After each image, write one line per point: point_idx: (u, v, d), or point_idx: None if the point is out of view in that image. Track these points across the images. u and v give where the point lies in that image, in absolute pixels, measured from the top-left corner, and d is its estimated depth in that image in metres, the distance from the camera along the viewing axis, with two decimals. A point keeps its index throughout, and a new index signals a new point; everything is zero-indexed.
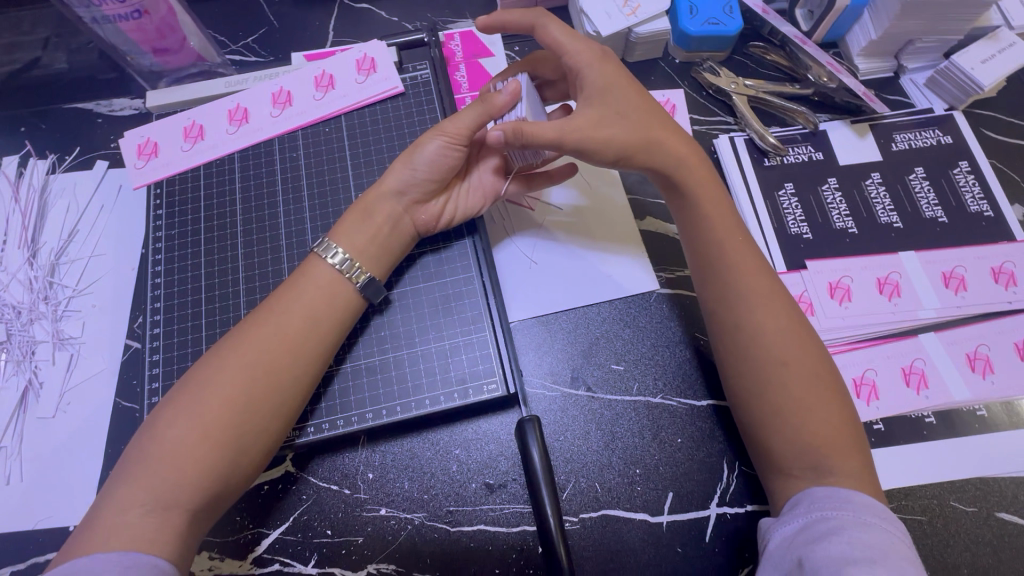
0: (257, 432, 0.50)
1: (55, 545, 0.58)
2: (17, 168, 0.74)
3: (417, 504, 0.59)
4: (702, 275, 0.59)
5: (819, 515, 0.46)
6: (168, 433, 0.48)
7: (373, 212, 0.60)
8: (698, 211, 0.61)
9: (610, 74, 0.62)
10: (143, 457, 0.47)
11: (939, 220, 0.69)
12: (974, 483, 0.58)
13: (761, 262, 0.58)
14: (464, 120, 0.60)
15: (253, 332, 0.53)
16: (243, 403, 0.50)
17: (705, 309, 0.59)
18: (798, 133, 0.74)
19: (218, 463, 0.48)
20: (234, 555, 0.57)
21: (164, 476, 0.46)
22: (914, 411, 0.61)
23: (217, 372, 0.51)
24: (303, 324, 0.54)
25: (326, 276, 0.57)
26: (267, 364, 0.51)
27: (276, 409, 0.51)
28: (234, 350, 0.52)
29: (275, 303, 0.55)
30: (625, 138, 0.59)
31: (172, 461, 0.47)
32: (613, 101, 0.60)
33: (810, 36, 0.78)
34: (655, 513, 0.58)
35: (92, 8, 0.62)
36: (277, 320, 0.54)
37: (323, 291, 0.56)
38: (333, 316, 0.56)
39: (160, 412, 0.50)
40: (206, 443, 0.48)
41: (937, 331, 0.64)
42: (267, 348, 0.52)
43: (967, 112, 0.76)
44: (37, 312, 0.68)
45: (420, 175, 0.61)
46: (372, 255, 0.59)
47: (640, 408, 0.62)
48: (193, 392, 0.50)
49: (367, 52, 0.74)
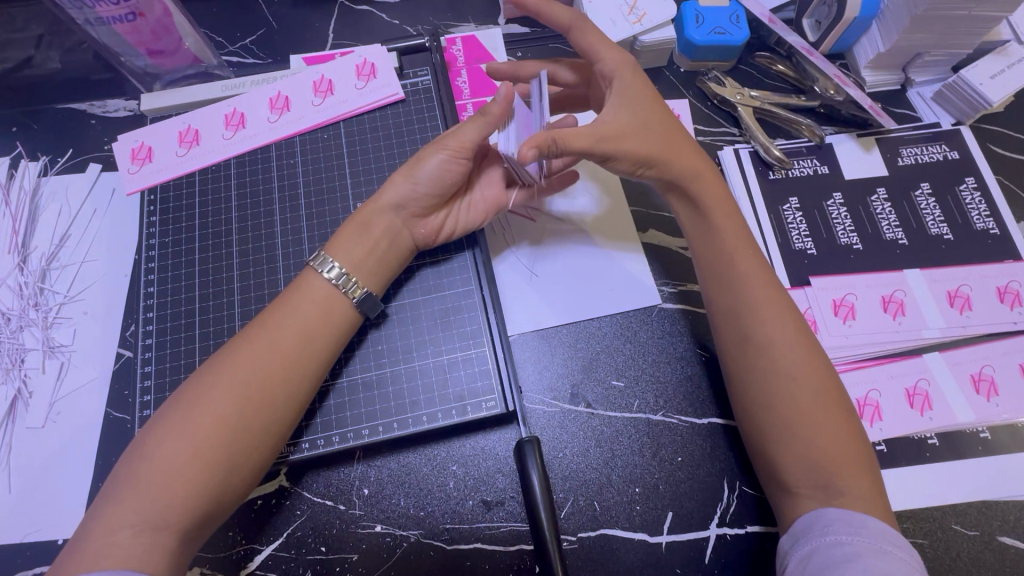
0: (249, 450, 0.49)
1: (43, 560, 0.57)
2: (8, 170, 0.73)
3: (413, 521, 0.58)
4: (712, 287, 0.58)
5: (832, 540, 0.45)
6: (157, 453, 0.47)
7: (371, 227, 0.59)
8: (709, 222, 0.60)
9: (637, 84, 0.61)
10: (132, 477, 0.46)
11: (945, 237, 0.69)
12: (976, 507, 0.57)
13: (773, 277, 0.58)
14: (465, 130, 0.59)
15: (246, 347, 0.52)
16: (234, 422, 0.48)
17: (714, 320, 0.58)
18: (803, 146, 0.73)
19: (208, 483, 0.47)
20: (226, 572, 0.56)
21: (153, 497, 0.45)
22: (917, 432, 0.60)
23: (207, 389, 0.49)
24: (297, 341, 0.53)
25: (322, 291, 0.56)
26: (259, 380, 0.50)
27: (269, 427, 0.50)
28: (225, 367, 0.50)
29: (268, 318, 0.54)
30: (650, 148, 0.58)
31: (161, 482, 0.46)
32: (640, 111, 0.60)
33: (817, 47, 0.77)
34: (654, 533, 0.57)
35: (85, 10, 0.61)
36: (271, 335, 0.52)
37: (318, 305, 0.55)
38: (328, 332, 0.55)
39: (150, 429, 0.49)
40: (196, 463, 0.47)
41: (941, 351, 0.64)
42: (260, 365, 0.51)
43: (974, 127, 0.75)
44: (27, 318, 0.67)
45: (421, 189, 0.60)
46: (369, 271, 0.58)
47: (640, 426, 0.61)
48: (182, 410, 0.48)
49: (367, 57, 0.72)
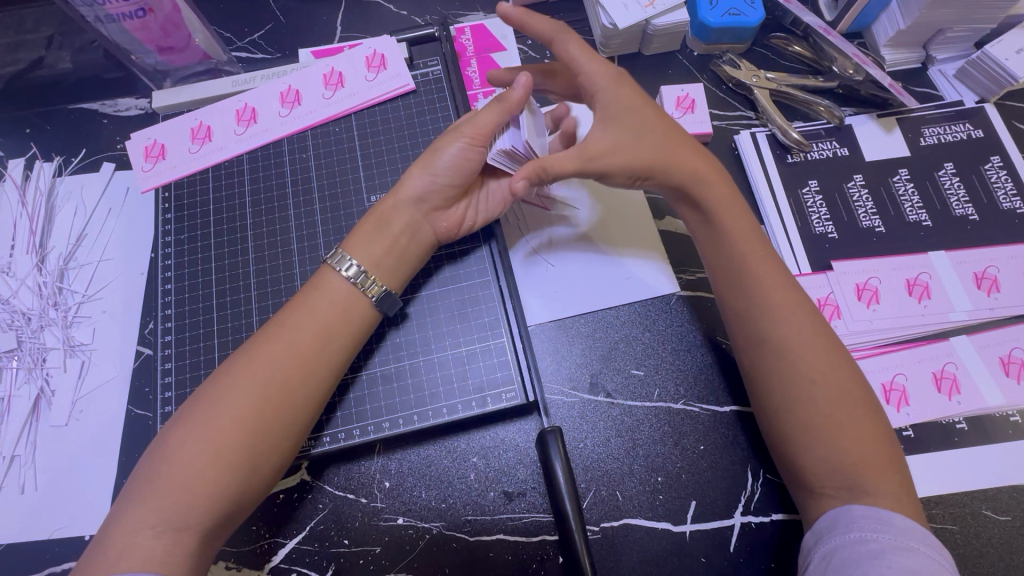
0: (267, 452, 0.49)
1: (70, 556, 0.57)
2: (23, 171, 0.73)
3: (435, 513, 0.58)
4: (724, 288, 0.57)
5: (856, 536, 0.45)
6: (179, 455, 0.47)
7: (392, 223, 0.59)
8: (718, 217, 0.58)
9: (626, 92, 0.59)
10: (153, 480, 0.46)
11: (971, 218, 0.67)
12: (1007, 492, 0.56)
13: (788, 275, 0.56)
14: (484, 120, 0.58)
15: (265, 349, 0.51)
16: (252, 425, 0.48)
17: (729, 321, 0.57)
18: (822, 128, 0.72)
19: (228, 486, 0.47)
20: (251, 565, 0.56)
21: (174, 500, 0.45)
22: (946, 417, 0.59)
23: (227, 392, 0.49)
24: (316, 343, 0.52)
25: (341, 290, 0.55)
26: (278, 382, 0.50)
27: (287, 429, 0.50)
28: (245, 367, 0.50)
29: (287, 318, 0.54)
30: (645, 160, 0.58)
31: (182, 484, 0.46)
32: (631, 124, 0.58)
33: (834, 27, 0.76)
34: (678, 522, 0.57)
35: (95, 7, 0.60)
36: (289, 336, 0.52)
37: (337, 306, 0.55)
38: (346, 333, 0.54)
39: (170, 430, 0.49)
40: (216, 465, 0.47)
41: (968, 334, 0.62)
42: (279, 366, 0.51)
43: (999, 105, 0.73)
44: (47, 318, 0.67)
45: (442, 180, 0.59)
46: (389, 268, 0.58)
47: (661, 415, 0.61)
48: (202, 413, 0.48)
49: (377, 48, 0.71)
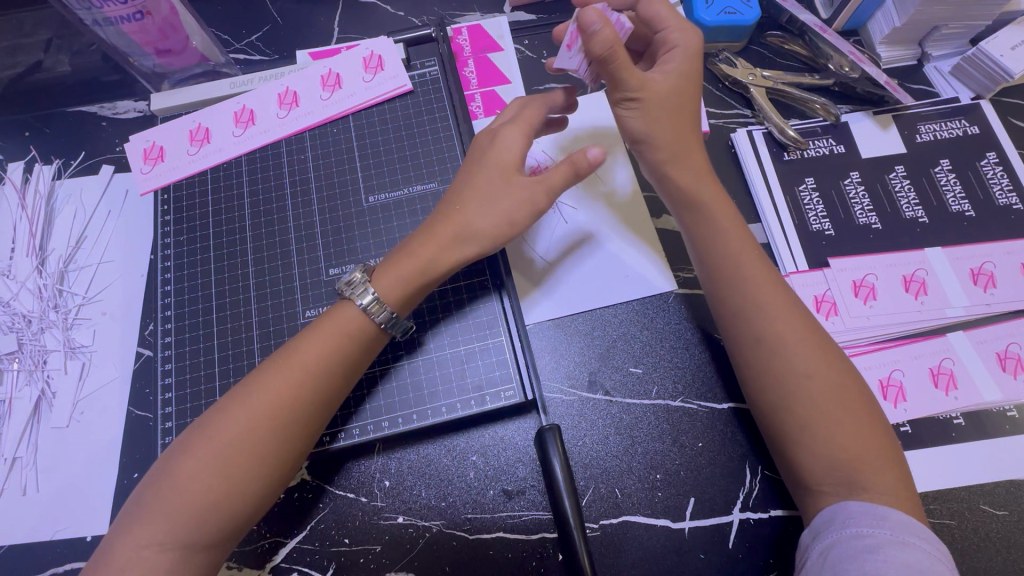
0: (274, 474, 0.49)
1: (74, 557, 0.58)
2: (22, 174, 0.73)
3: (435, 511, 0.58)
4: (717, 290, 0.57)
5: (852, 532, 0.45)
6: (186, 479, 0.47)
7: (434, 264, 0.54)
8: (707, 217, 0.59)
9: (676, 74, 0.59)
10: (158, 497, 0.47)
11: (967, 214, 0.67)
12: (1004, 486, 0.57)
13: (778, 276, 0.56)
14: (513, 146, 0.56)
15: (277, 378, 0.50)
16: (263, 451, 0.48)
17: (721, 323, 0.57)
18: (818, 125, 0.72)
19: (237, 509, 0.47)
20: (252, 564, 0.57)
21: (182, 520, 0.46)
22: (943, 412, 0.59)
23: (236, 420, 0.49)
24: (326, 369, 0.52)
25: (357, 321, 0.53)
26: (288, 412, 0.49)
27: (295, 453, 0.50)
28: (256, 396, 0.50)
29: (298, 344, 0.52)
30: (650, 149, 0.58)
31: (189, 507, 0.46)
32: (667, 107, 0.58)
33: (829, 24, 0.76)
34: (677, 519, 0.57)
35: (93, 10, 0.61)
36: (301, 366, 0.51)
37: (350, 333, 0.53)
38: (357, 359, 0.54)
39: (176, 453, 0.49)
40: (225, 492, 0.47)
41: (966, 330, 0.62)
42: (287, 390, 0.50)
43: (994, 101, 0.73)
44: (47, 320, 0.67)
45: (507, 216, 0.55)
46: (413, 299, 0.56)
47: (659, 412, 0.61)
48: (209, 438, 0.48)
49: (374, 49, 0.72)
